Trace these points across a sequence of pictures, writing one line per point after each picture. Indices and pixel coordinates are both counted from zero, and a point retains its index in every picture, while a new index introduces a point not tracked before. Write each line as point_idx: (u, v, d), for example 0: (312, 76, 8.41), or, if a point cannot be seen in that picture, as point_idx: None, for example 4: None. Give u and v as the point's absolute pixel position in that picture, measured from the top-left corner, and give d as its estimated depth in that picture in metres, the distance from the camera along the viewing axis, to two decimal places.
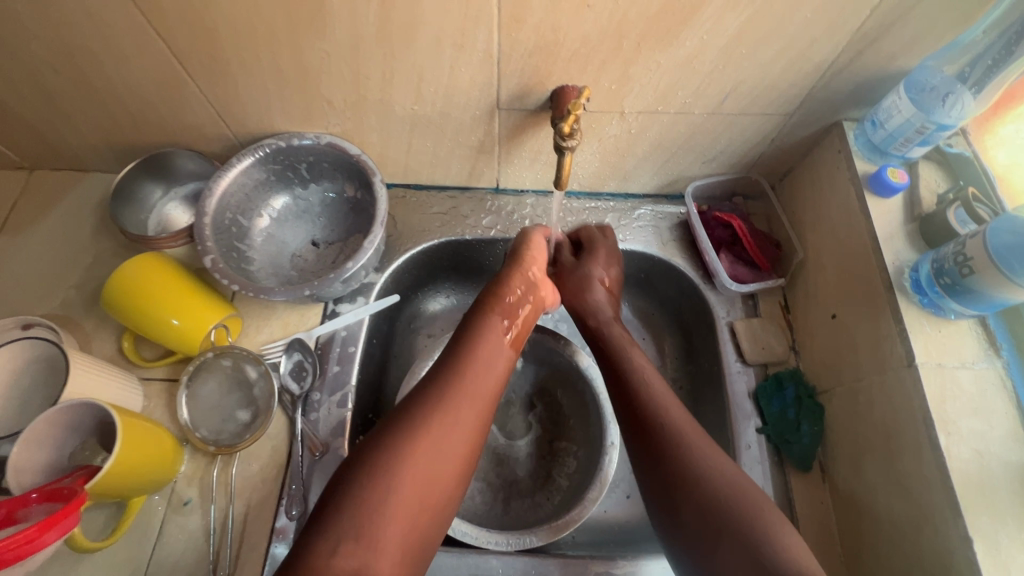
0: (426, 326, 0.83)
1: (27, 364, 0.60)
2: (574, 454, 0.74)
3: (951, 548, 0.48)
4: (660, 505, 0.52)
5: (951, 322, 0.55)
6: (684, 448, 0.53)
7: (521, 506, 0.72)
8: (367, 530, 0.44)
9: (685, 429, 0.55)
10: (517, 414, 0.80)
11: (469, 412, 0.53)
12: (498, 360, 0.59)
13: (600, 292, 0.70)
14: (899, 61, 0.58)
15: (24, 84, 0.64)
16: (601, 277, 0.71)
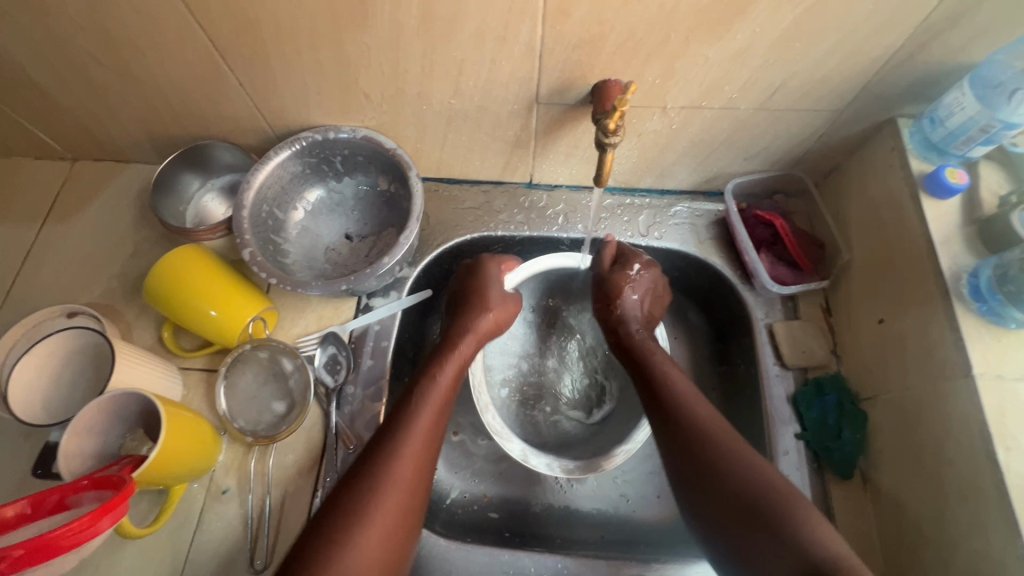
0: None
1: (74, 352, 0.62)
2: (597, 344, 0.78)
3: (1007, 568, 0.46)
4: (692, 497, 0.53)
5: (1011, 331, 0.52)
6: (722, 442, 0.54)
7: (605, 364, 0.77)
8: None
9: (718, 426, 0.55)
10: (523, 390, 0.76)
11: (404, 479, 0.52)
12: (433, 414, 0.57)
13: (644, 299, 0.69)
14: (963, 55, 0.55)
15: (70, 76, 0.65)
16: (636, 290, 0.68)
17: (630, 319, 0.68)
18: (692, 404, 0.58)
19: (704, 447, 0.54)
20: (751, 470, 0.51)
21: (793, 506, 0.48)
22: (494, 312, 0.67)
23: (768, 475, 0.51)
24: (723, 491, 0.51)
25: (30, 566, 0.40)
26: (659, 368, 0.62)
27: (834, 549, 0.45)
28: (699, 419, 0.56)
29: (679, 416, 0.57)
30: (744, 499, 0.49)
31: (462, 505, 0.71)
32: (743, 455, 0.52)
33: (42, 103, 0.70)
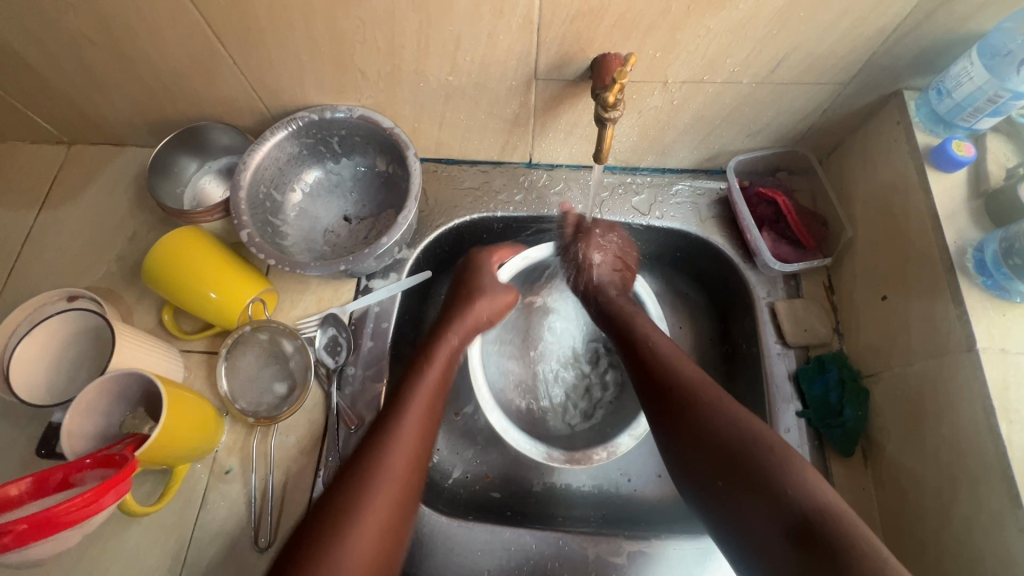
0: None
1: (74, 334, 0.62)
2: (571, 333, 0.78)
3: (1007, 540, 0.46)
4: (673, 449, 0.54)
5: (1017, 305, 0.52)
6: (708, 399, 0.54)
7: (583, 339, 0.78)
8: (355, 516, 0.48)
9: (702, 385, 0.56)
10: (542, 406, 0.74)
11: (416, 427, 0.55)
12: (442, 370, 0.61)
13: (605, 266, 0.73)
14: (972, 24, 0.54)
15: (63, 56, 0.64)
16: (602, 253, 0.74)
17: (608, 287, 0.72)
18: (676, 365, 0.58)
19: (692, 406, 0.54)
20: (734, 421, 0.51)
21: (780, 459, 0.48)
22: (477, 307, 0.67)
23: (753, 428, 0.51)
24: (707, 449, 0.51)
25: (37, 539, 0.41)
26: (642, 330, 0.64)
27: (824, 501, 0.45)
28: (684, 378, 0.57)
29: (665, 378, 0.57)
30: (729, 454, 0.49)
31: (464, 485, 0.71)
32: (722, 408, 0.53)
33: (36, 86, 0.69)
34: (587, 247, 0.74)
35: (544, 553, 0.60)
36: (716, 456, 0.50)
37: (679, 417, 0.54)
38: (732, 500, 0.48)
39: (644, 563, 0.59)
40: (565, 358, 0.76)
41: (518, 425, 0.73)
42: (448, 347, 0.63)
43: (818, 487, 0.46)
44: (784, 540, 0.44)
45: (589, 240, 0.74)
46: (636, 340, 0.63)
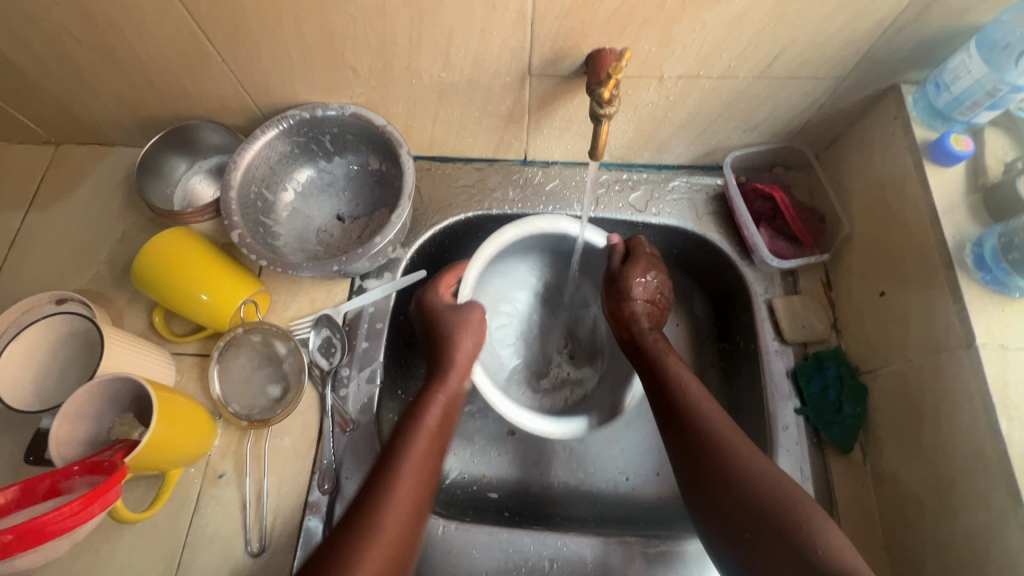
0: None
1: (61, 338, 0.61)
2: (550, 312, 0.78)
3: (1007, 538, 0.46)
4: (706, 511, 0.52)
5: (1016, 300, 0.51)
6: (739, 455, 0.52)
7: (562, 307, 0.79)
8: None
9: (731, 436, 0.53)
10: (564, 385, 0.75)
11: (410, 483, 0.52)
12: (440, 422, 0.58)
13: (639, 296, 0.66)
14: (970, 16, 0.53)
15: (47, 55, 0.63)
16: (642, 287, 0.66)
17: (643, 318, 0.65)
18: (707, 412, 0.56)
19: (724, 463, 0.52)
20: (766, 483, 0.50)
21: (810, 521, 0.47)
22: (466, 333, 0.62)
23: (786, 490, 0.49)
24: (734, 507, 0.50)
25: (21, 550, 0.40)
26: (674, 370, 0.59)
27: (854, 570, 0.44)
28: (714, 427, 0.54)
29: (695, 427, 0.55)
30: (759, 517, 0.48)
31: (461, 486, 0.70)
32: (752, 465, 0.51)
33: (20, 85, 0.68)
34: (627, 278, 0.65)
35: (542, 555, 0.60)
36: (747, 518, 0.49)
37: (707, 473, 0.52)
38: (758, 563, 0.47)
39: (642, 564, 0.59)
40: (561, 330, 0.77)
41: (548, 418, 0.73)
42: (463, 353, 0.61)
43: (845, 552, 0.45)
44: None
45: (626, 272, 0.66)
46: (665, 382, 0.59)
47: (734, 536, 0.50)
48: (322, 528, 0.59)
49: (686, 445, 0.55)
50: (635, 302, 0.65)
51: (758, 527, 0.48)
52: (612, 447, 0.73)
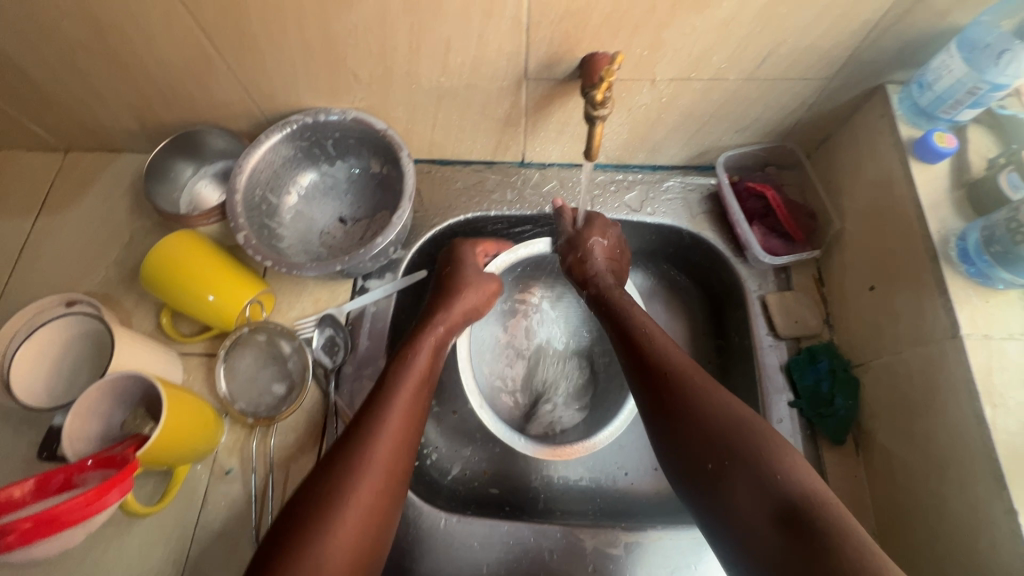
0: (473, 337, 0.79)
1: (74, 339, 0.63)
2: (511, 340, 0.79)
3: (993, 522, 0.47)
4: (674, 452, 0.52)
5: (999, 292, 0.53)
6: (699, 389, 0.53)
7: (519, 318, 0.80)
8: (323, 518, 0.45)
9: (693, 372, 0.54)
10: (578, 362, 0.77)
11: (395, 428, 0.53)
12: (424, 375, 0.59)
13: (602, 256, 0.69)
14: (951, 18, 0.55)
15: (58, 64, 0.65)
16: (596, 238, 0.70)
17: (604, 274, 0.68)
18: (669, 353, 0.57)
19: (684, 395, 0.53)
20: (725, 412, 0.50)
21: (766, 446, 0.47)
22: (459, 300, 0.67)
23: (744, 417, 0.50)
24: (701, 439, 0.50)
25: (38, 538, 0.41)
26: (637, 318, 0.62)
27: (810, 487, 0.44)
28: (676, 364, 0.55)
29: (656, 364, 0.56)
30: (716, 445, 0.49)
31: (463, 482, 0.72)
32: (712, 396, 0.52)
33: (32, 93, 0.70)
34: (583, 239, 0.70)
35: (542, 546, 0.61)
36: (705, 446, 0.49)
37: (667, 408, 0.53)
38: (723, 491, 0.47)
39: (641, 554, 0.60)
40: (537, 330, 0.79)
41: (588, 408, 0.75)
42: (445, 323, 0.64)
43: (800, 470, 0.45)
44: (772, 528, 0.43)
45: (583, 233, 0.70)
46: (630, 330, 0.61)
47: (696, 471, 0.49)
48: None
49: (646, 385, 0.56)
50: (597, 258, 0.69)
51: (717, 454, 0.48)
52: (612, 445, 0.74)
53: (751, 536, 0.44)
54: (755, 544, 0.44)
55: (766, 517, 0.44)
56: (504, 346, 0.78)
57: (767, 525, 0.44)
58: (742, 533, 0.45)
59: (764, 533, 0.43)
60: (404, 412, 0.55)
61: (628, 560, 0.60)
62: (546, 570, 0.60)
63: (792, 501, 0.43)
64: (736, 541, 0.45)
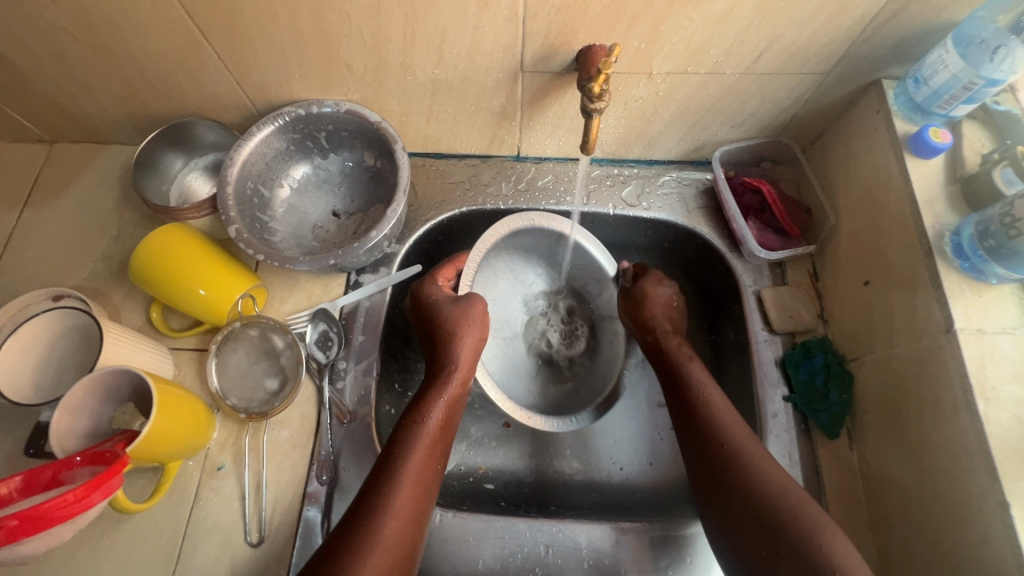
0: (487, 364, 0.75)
1: (61, 333, 0.61)
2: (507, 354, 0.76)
3: (984, 514, 0.48)
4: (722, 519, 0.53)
5: (992, 287, 0.53)
6: (759, 463, 0.53)
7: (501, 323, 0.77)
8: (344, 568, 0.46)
9: (751, 445, 0.55)
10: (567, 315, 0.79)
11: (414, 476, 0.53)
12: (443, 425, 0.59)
13: (660, 311, 0.69)
14: (946, 13, 0.55)
15: (43, 53, 0.63)
16: (660, 297, 0.69)
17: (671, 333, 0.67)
18: (728, 421, 0.57)
19: (744, 471, 0.53)
20: (784, 491, 0.51)
21: (820, 530, 0.48)
22: (467, 328, 0.64)
23: (802, 497, 0.50)
24: (750, 521, 0.51)
25: (25, 536, 0.40)
26: (698, 379, 0.61)
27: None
28: (730, 435, 0.56)
29: (712, 434, 0.56)
30: (773, 527, 0.49)
31: (458, 476, 0.71)
32: (770, 474, 0.52)
33: (16, 83, 0.68)
34: (649, 292, 0.69)
35: (538, 541, 0.61)
36: (766, 528, 0.49)
37: (727, 481, 0.53)
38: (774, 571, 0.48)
39: (637, 548, 0.60)
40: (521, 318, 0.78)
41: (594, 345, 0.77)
42: (463, 352, 0.63)
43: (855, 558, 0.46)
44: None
45: (650, 292, 0.69)
46: (688, 395, 0.60)
47: (752, 549, 0.50)
48: (321, 519, 0.60)
49: (704, 453, 0.56)
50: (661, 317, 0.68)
51: (775, 536, 0.49)
52: (607, 437, 0.74)
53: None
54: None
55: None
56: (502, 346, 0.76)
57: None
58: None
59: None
60: (419, 476, 0.54)
61: (624, 554, 0.60)
62: (541, 565, 0.60)
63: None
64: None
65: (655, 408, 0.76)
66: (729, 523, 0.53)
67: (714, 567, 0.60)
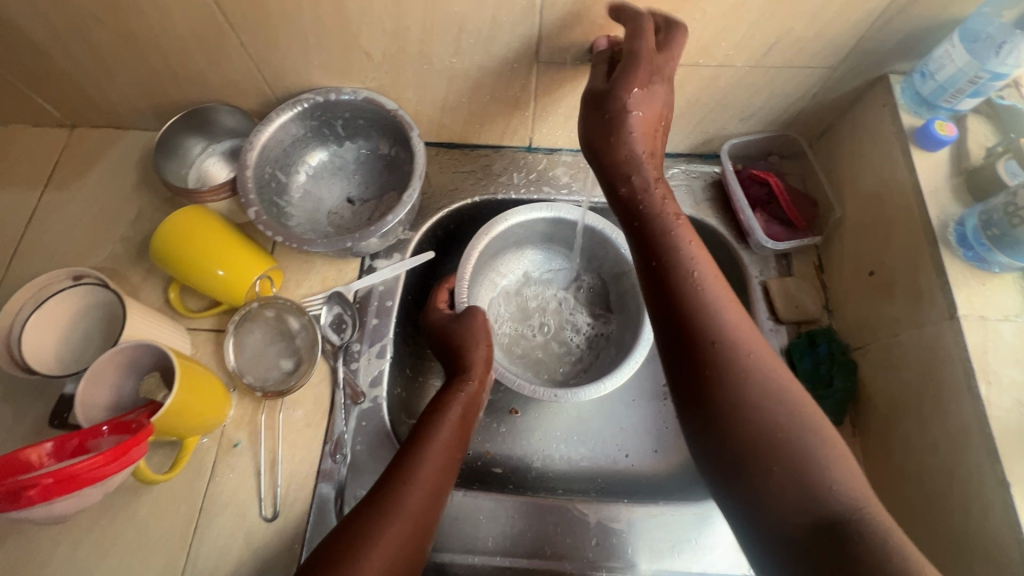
0: (526, 357, 0.76)
1: (83, 311, 0.63)
2: (528, 347, 0.77)
3: (984, 494, 0.49)
4: (703, 439, 0.48)
5: (994, 275, 0.55)
6: (750, 361, 0.47)
7: (508, 324, 0.78)
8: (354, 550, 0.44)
9: (744, 336, 0.48)
10: (568, 282, 0.81)
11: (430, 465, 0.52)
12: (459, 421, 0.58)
13: (645, 125, 0.56)
14: (953, 9, 0.57)
15: (70, 38, 0.65)
16: (637, 113, 0.55)
17: (656, 180, 0.57)
18: (719, 306, 0.50)
19: (734, 369, 0.47)
20: (776, 397, 0.45)
21: (811, 443, 0.44)
22: (477, 337, 0.65)
23: (796, 401, 0.46)
24: (733, 439, 0.45)
25: (59, 495, 0.43)
26: (687, 252, 0.53)
27: (856, 492, 0.41)
28: (721, 330, 0.49)
29: (695, 321, 0.49)
30: (751, 450, 0.44)
31: (466, 460, 0.72)
32: (760, 371, 0.47)
33: (41, 67, 0.70)
34: (614, 97, 0.55)
35: (546, 520, 0.62)
36: (749, 438, 0.45)
37: (710, 378, 0.47)
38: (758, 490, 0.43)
39: (643, 528, 0.62)
40: (527, 305, 0.80)
41: (603, 292, 0.79)
42: (478, 356, 0.63)
43: (843, 472, 0.42)
44: (809, 535, 0.40)
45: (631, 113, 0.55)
46: (671, 274, 0.52)
47: (733, 470, 0.45)
48: (334, 496, 0.62)
49: (688, 344, 0.49)
50: (643, 160, 0.57)
51: (756, 450, 0.44)
52: (611, 426, 0.74)
53: (790, 544, 0.41)
54: (791, 550, 0.41)
55: (805, 526, 0.41)
56: (523, 334, 0.78)
57: (804, 531, 0.41)
58: (778, 533, 0.42)
59: (804, 539, 0.41)
60: (439, 462, 0.53)
61: (629, 534, 0.62)
62: (549, 543, 0.61)
63: (833, 514, 0.40)
64: (771, 543, 0.42)
65: (659, 397, 0.76)
66: (705, 429, 0.47)
67: (717, 548, 0.61)
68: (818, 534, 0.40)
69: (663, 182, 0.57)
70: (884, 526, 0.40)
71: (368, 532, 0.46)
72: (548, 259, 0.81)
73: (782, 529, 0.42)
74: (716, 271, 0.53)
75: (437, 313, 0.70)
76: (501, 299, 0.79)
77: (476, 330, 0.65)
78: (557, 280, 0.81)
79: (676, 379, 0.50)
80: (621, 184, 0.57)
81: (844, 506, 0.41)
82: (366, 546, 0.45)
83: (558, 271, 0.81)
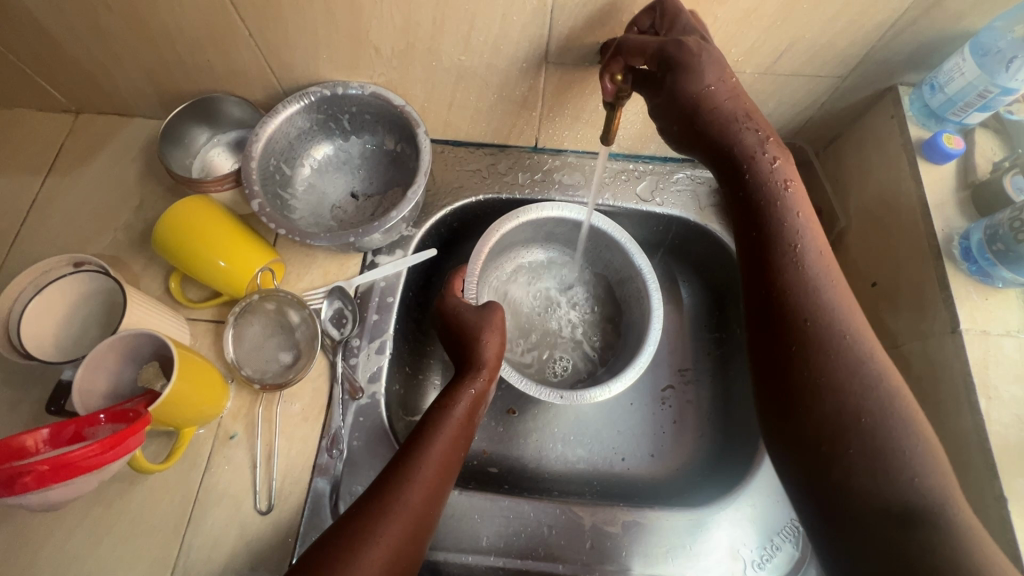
0: (537, 357, 0.76)
1: (83, 298, 0.63)
2: (539, 346, 0.77)
3: (981, 506, 0.50)
4: (778, 428, 0.47)
5: (998, 290, 0.55)
6: (851, 343, 0.45)
7: (514, 325, 0.78)
8: (353, 542, 0.45)
9: (848, 314, 0.46)
10: (572, 282, 0.81)
11: (433, 462, 0.52)
12: (466, 418, 0.58)
13: (726, 97, 0.53)
14: (964, 23, 0.57)
15: (78, 24, 0.65)
16: (712, 84, 0.52)
17: (761, 143, 0.52)
18: (820, 286, 0.47)
19: (824, 353, 0.45)
20: (865, 382, 0.44)
21: (896, 430, 0.42)
22: (490, 332, 0.64)
23: (890, 388, 0.43)
24: (814, 431, 0.44)
25: (55, 482, 0.42)
26: (793, 221, 0.50)
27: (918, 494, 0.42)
28: (827, 309, 0.46)
29: (798, 303, 0.47)
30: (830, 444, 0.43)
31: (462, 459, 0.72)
32: (856, 355, 0.45)
33: (47, 52, 0.69)
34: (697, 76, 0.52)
35: (542, 521, 0.62)
36: (829, 423, 0.43)
37: (795, 361, 0.46)
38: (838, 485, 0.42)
39: (638, 532, 0.62)
40: (535, 304, 0.80)
41: (608, 292, 0.79)
42: (489, 350, 0.63)
43: (929, 463, 0.41)
44: (881, 531, 0.40)
45: (712, 87, 0.52)
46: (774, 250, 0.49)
47: (812, 466, 0.44)
48: (330, 490, 0.62)
49: (778, 325, 0.47)
50: (739, 125, 0.53)
51: (832, 435, 0.43)
52: (609, 428, 0.74)
53: (858, 536, 0.41)
54: (863, 536, 0.40)
55: (881, 514, 0.40)
56: (530, 334, 0.78)
57: (879, 525, 0.40)
58: (849, 528, 0.41)
59: (872, 535, 0.40)
60: (442, 458, 0.53)
61: (625, 537, 0.62)
62: (545, 544, 0.61)
63: (913, 505, 0.39)
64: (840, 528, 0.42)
65: (658, 401, 0.76)
66: (782, 415, 0.46)
67: (713, 553, 0.61)
68: (896, 521, 0.39)
69: (772, 143, 0.53)
70: (964, 524, 0.38)
71: (367, 528, 0.46)
72: (549, 260, 0.81)
73: (853, 513, 0.41)
74: (821, 242, 0.50)
75: (449, 299, 0.69)
76: (507, 299, 0.79)
77: (486, 326, 0.64)
78: (559, 280, 0.81)
79: (761, 360, 0.48)
80: (722, 151, 0.53)
81: (927, 500, 0.39)
82: (363, 538, 0.45)
83: (562, 272, 0.81)
